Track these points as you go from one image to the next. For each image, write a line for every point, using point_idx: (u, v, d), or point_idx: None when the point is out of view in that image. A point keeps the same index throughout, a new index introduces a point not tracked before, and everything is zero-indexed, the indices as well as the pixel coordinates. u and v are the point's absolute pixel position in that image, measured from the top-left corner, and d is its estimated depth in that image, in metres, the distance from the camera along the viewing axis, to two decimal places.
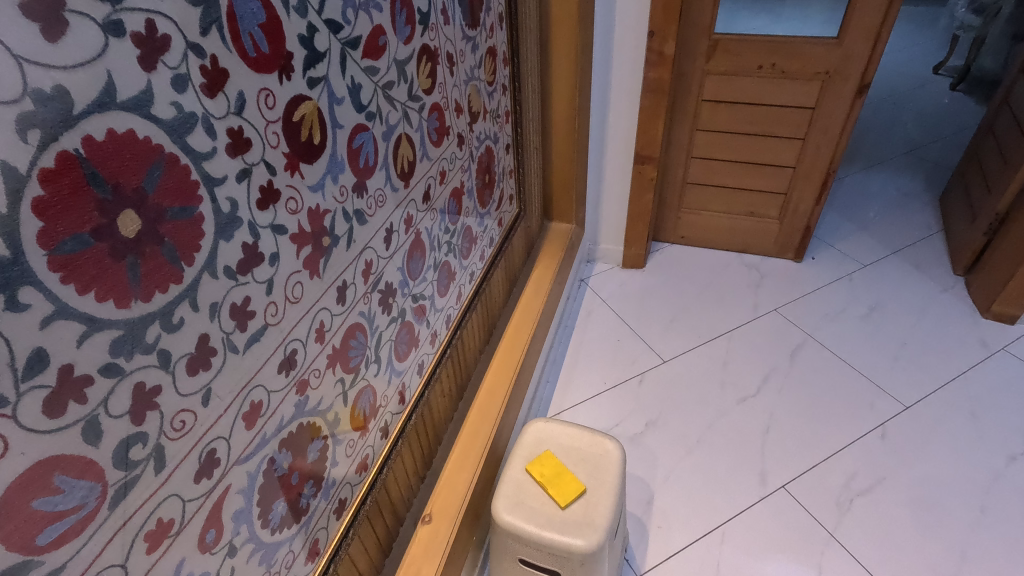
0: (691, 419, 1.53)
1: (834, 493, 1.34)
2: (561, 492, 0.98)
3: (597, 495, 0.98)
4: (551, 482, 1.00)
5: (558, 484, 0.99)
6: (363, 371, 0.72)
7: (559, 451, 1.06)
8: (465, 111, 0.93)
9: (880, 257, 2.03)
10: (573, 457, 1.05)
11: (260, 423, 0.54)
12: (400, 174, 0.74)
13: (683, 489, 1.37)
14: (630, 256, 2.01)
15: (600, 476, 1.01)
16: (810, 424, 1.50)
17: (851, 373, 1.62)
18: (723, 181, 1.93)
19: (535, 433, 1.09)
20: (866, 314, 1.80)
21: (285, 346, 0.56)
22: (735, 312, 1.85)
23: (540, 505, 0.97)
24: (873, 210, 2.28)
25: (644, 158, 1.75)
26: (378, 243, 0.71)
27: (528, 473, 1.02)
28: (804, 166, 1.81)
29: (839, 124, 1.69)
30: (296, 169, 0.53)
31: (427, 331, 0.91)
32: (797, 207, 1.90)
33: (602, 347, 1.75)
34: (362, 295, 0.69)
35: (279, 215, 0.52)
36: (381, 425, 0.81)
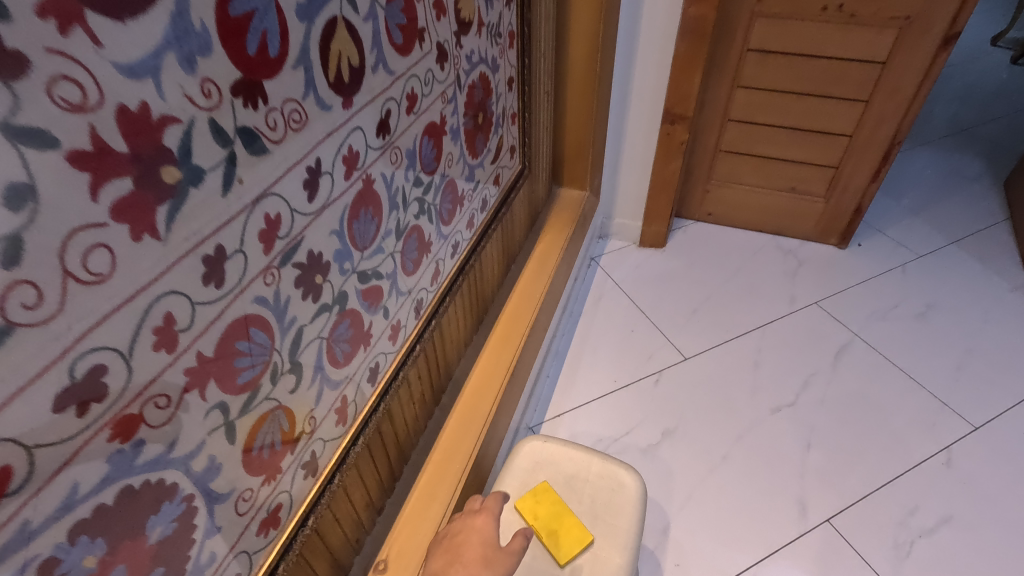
0: (717, 430, 1.29)
1: (890, 532, 1.11)
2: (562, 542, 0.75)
3: (605, 547, 0.76)
4: (547, 527, 0.76)
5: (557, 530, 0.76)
6: (267, 388, 0.47)
7: (559, 483, 0.83)
8: (450, 13, 0.65)
9: (937, 246, 1.76)
10: (576, 494, 0.82)
11: (9, 509, 0.29)
12: (334, 85, 0.47)
13: (707, 518, 1.14)
14: (649, 233, 1.74)
15: (610, 522, 0.79)
16: (859, 444, 1.25)
17: (906, 383, 1.37)
18: (763, 150, 1.65)
19: (528, 457, 0.86)
20: (922, 313, 1.55)
21: (71, 364, 0.30)
22: (769, 303, 1.59)
23: (531, 559, 0.74)
24: (927, 193, 2.00)
25: (674, 116, 1.47)
26: (291, 190, 0.44)
27: (517, 512, 0.79)
28: (862, 135, 1.53)
29: (914, 84, 1.40)
30: (75, 25, 0.27)
31: (384, 323, 0.65)
32: (849, 184, 1.62)
33: (613, 339, 1.49)
34: (261, 272, 0.43)
35: (29, 108, 0.26)
36: (305, 460, 0.56)
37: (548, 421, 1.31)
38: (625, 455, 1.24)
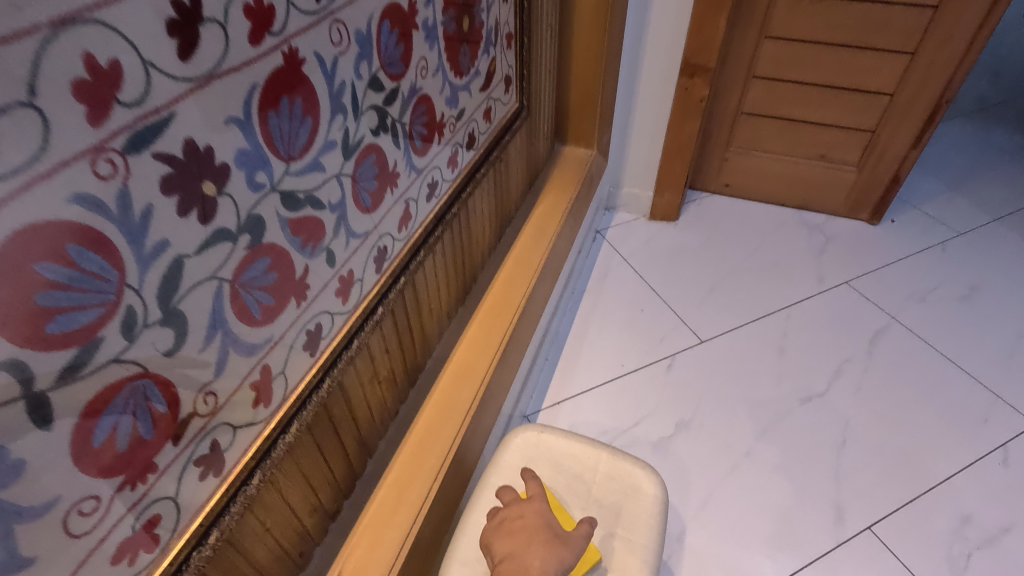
0: (739, 422, 1.13)
1: (942, 542, 0.96)
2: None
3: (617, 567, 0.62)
4: None
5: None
6: (118, 346, 0.31)
7: (559, 484, 0.69)
8: None
9: (979, 224, 1.60)
10: (580, 497, 0.68)
11: None
12: None
13: (728, 523, 0.98)
14: (661, 204, 1.58)
15: (622, 534, 0.65)
16: (902, 441, 1.09)
17: (952, 373, 1.21)
18: (792, 112, 1.48)
19: (521, 449, 0.71)
20: (966, 295, 1.39)
21: None
22: (795, 282, 1.43)
23: None
24: (964, 167, 1.83)
25: (694, 68, 1.30)
26: (141, 28, 0.28)
27: None
28: (905, 95, 1.36)
29: (970, 33, 1.23)
30: None
31: (329, 272, 0.49)
32: (886, 151, 1.45)
33: (621, 319, 1.33)
34: (86, 155, 0.27)
35: None
36: (204, 453, 0.40)
37: (546, 409, 1.15)
38: (634, 449, 1.09)
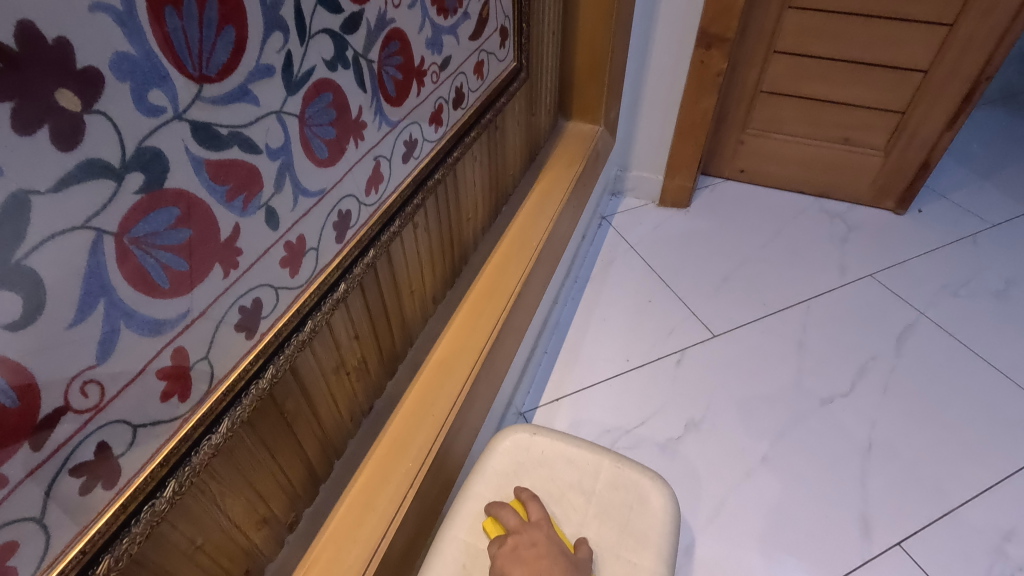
0: (755, 422, 1.03)
1: (980, 561, 0.86)
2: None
3: None
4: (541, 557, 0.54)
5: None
6: None
7: (551, 498, 0.59)
8: None
9: (1012, 215, 1.49)
10: (577, 512, 0.58)
11: None
12: None
13: (742, 534, 0.89)
14: (671, 189, 1.48)
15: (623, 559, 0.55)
16: (934, 448, 1.00)
17: (987, 374, 1.11)
18: (815, 90, 1.37)
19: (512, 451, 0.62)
20: (1002, 290, 1.28)
21: None
22: (816, 273, 1.33)
23: None
24: (995, 155, 1.72)
25: (712, 38, 1.19)
26: None
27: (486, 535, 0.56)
28: (940, 72, 1.25)
29: (1016, 2, 1.12)
30: None
31: (273, 236, 0.40)
32: (916, 134, 1.35)
33: (627, 310, 1.24)
34: None
35: None
36: (87, 460, 0.31)
37: (543, 405, 1.06)
38: (639, 450, 0.99)
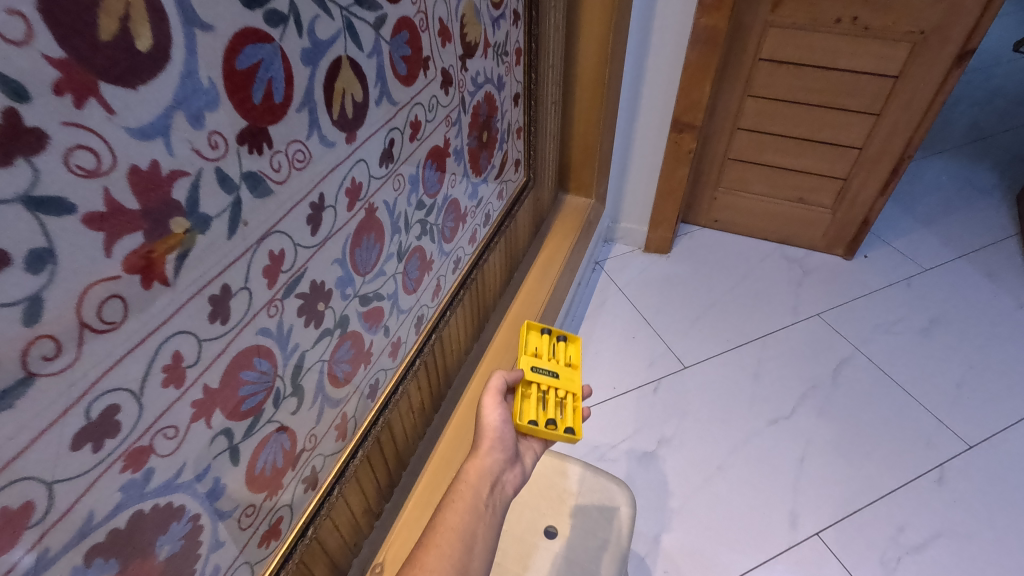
0: (714, 439, 1.30)
1: (881, 547, 1.13)
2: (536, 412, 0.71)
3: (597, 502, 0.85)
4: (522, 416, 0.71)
5: (546, 404, 0.72)
6: (270, 411, 0.50)
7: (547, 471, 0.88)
8: (456, 38, 0.66)
9: (944, 260, 1.76)
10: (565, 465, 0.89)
11: (31, 538, 0.31)
12: (338, 121, 0.48)
13: (698, 527, 1.16)
14: (654, 239, 1.75)
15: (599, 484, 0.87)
16: (854, 460, 1.26)
17: (905, 399, 1.38)
18: (773, 159, 1.64)
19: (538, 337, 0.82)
20: (926, 328, 1.55)
21: (89, 404, 0.33)
22: (773, 313, 1.60)
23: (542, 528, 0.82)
24: (939, 202, 1.98)
25: (683, 125, 1.46)
26: (295, 224, 0.46)
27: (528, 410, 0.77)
28: (872, 149, 1.52)
29: (927, 99, 1.39)
30: (89, 95, 0.28)
31: (385, 340, 0.68)
32: (857, 196, 1.62)
33: (616, 345, 1.51)
34: (264, 304, 0.45)
35: (49, 178, 0.28)
36: (306, 474, 0.58)
37: None
38: (622, 462, 1.27)
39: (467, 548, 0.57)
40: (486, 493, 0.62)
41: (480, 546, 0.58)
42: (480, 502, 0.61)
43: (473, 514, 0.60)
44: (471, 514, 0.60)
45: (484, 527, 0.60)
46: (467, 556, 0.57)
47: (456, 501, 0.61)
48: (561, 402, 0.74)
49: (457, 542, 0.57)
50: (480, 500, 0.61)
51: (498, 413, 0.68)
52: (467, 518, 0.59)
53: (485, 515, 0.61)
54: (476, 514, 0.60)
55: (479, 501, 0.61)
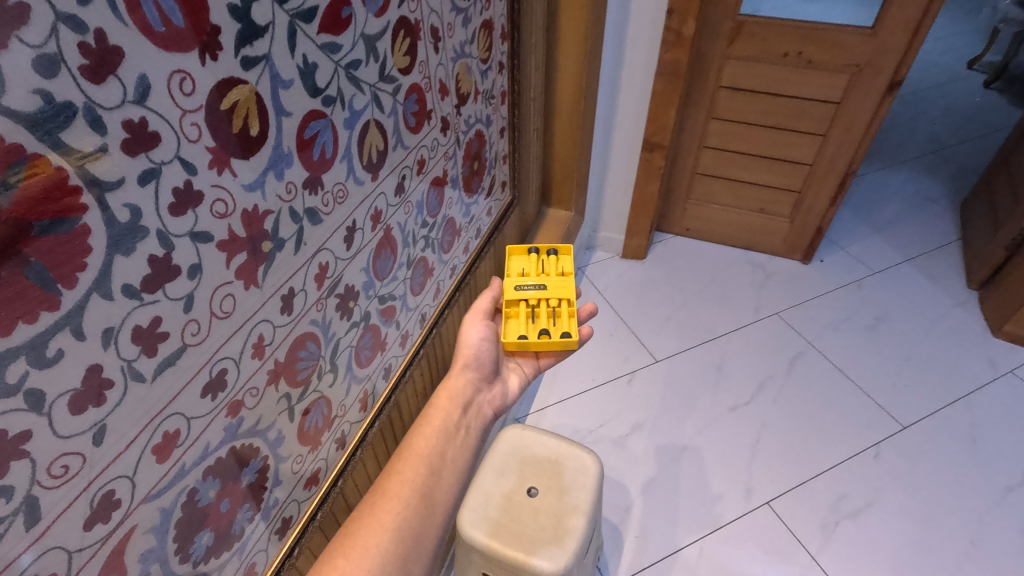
0: (681, 424, 1.47)
1: (822, 513, 1.30)
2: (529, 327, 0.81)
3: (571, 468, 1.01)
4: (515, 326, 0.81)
5: (537, 317, 0.82)
6: (315, 383, 0.66)
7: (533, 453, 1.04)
8: (452, 92, 0.83)
9: (892, 263, 1.94)
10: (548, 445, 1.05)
11: (176, 454, 0.48)
12: (366, 165, 0.65)
13: (664, 498, 1.33)
14: (631, 247, 1.92)
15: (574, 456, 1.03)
16: (802, 440, 1.44)
17: (850, 387, 1.56)
18: (736, 174, 1.83)
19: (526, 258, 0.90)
20: (872, 324, 1.73)
21: (211, 366, 0.49)
22: (737, 312, 1.77)
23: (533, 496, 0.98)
24: (892, 210, 2.17)
25: (653, 145, 1.63)
26: (337, 243, 0.63)
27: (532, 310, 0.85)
28: (821, 165, 1.70)
29: (866, 122, 1.58)
30: (224, 166, 0.45)
31: (396, 332, 0.84)
32: (811, 207, 1.80)
33: (595, 342, 1.68)
34: (315, 302, 0.62)
35: (202, 220, 0.44)
36: (337, 436, 0.75)
37: (533, 413, 1.50)
38: (599, 445, 1.43)
39: (431, 473, 0.66)
40: (455, 416, 0.72)
41: (445, 471, 0.67)
42: (448, 427, 0.70)
43: (440, 439, 0.69)
44: (437, 440, 0.69)
45: (450, 452, 0.69)
46: (431, 481, 0.65)
47: (424, 429, 0.69)
48: (554, 310, 0.83)
49: (421, 467, 0.66)
50: (448, 426, 0.70)
51: (474, 339, 0.78)
52: (433, 443, 0.68)
53: (453, 438, 0.70)
54: (444, 438, 0.69)
55: (447, 427, 0.70)
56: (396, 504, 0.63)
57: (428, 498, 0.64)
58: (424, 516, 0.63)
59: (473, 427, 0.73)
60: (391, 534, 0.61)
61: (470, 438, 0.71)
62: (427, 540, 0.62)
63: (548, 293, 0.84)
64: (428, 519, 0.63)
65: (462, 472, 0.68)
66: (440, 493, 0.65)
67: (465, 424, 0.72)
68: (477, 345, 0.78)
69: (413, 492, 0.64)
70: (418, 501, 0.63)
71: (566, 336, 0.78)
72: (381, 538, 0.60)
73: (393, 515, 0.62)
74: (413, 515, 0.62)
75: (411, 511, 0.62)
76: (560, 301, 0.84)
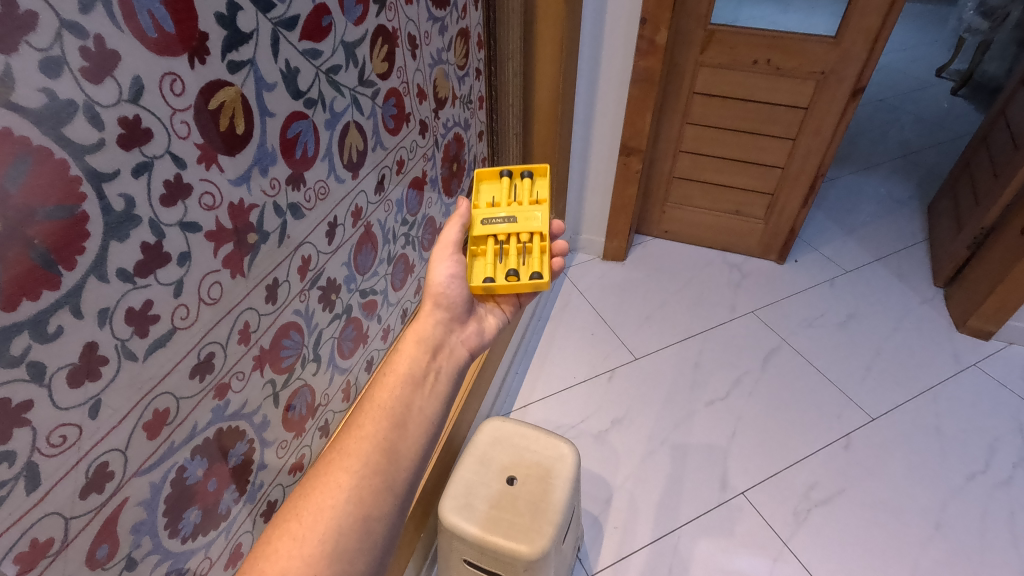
0: (659, 419, 1.52)
1: (793, 502, 1.35)
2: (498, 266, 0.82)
3: (550, 457, 1.06)
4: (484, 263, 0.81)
5: (506, 255, 0.82)
6: (299, 371, 0.69)
7: (514, 445, 1.08)
8: (430, 96, 0.87)
9: (863, 263, 2.01)
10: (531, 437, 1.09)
11: (166, 432, 0.51)
12: (347, 164, 0.69)
13: (643, 490, 1.37)
14: (612, 248, 1.97)
15: (552, 445, 1.07)
16: (776, 432, 1.49)
17: (822, 382, 1.61)
18: (710, 177, 1.89)
19: (496, 184, 0.91)
20: (843, 322, 1.79)
21: (198, 350, 0.52)
22: (714, 311, 1.83)
23: (519, 486, 1.01)
24: (864, 212, 2.24)
25: (630, 149, 1.69)
26: (319, 238, 0.66)
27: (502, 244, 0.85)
28: (793, 168, 1.77)
29: (832, 126, 1.64)
30: (212, 162, 0.49)
31: (378, 326, 0.88)
32: (784, 209, 1.86)
33: (577, 340, 1.72)
34: (298, 293, 0.65)
35: (191, 211, 0.48)
36: (320, 424, 0.78)
37: (516, 410, 1.54)
38: (579, 439, 1.47)
39: (395, 426, 0.62)
40: (422, 363, 0.68)
41: (411, 423, 0.63)
42: (415, 375, 0.66)
43: (405, 389, 0.65)
44: (402, 389, 0.64)
45: (417, 402, 0.64)
46: (395, 434, 0.61)
47: (388, 379, 0.65)
48: (524, 246, 0.83)
49: (384, 421, 0.61)
50: (415, 373, 0.66)
51: (444, 275, 0.76)
52: (398, 393, 0.64)
53: (421, 387, 0.66)
54: (410, 387, 0.65)
55: (413, 376, 0.66)
56: (355, 463, 0.58)
57: (392, 453, 0.60)
58: (388, 473, 0.59)
59: (442, 372, 0.69)
60: (349, 494, 0.56)
61: (439, 386, 0.67)
62: (392, 496, 0.58)
63: (517, 229, 0.84)
64: (392, 475, 0.59)
65: (430, 423, 0.64)
66: (406, 447, 0.61)
67: (434, 370, 0.68)
68: (446, 282, 0.76)
69: (375, 447, 0.59)
70: (379, 457, 0.59)
71: (535, 278, 0.78)
72: (337, 498, 0.56)
73: (352, 473, 0.57)
74: (375, 471, 0.58)
75: (372, 469, 0.58)
76: (530, 236, 0.84)
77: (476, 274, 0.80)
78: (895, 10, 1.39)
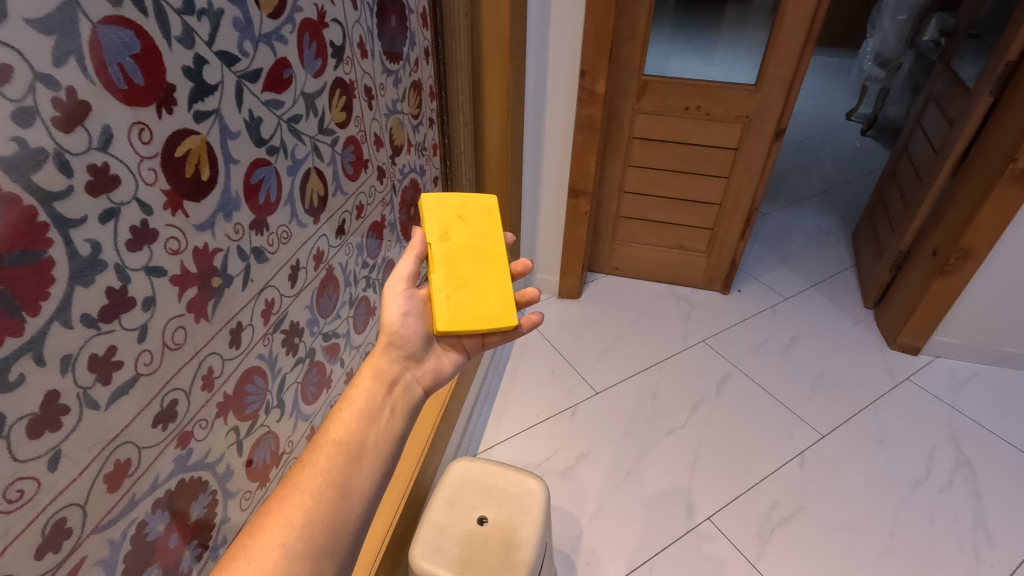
0: (624, 451, 1.54)
1: (757, 523, 1.38)
2: (472, 303, 0.81)
3: (521, 498, 1.04)
4: (484, 298, 0.82)
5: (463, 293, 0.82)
6: (262, 418, 0.68)
7: (480, 485, 1.06)
8: (386, 144, 0.91)
9: (800, 290, 2.14)
10: (501, 478, 1.07)
11: (126, 485, 0.49)
12: (308, 210, 0.70)
13: (614, 522, 1.38)
14: (566, 286, 2.02)
15: (522, 483, 1.06)
16: (736, 454, 1.54)
17: (774, 405, 1.68)
18: (654, 216, 1.99)
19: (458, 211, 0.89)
20: (787, 345, 1.89)
21: (161, 397, 0.51)
22: (667, 342, 1.89)
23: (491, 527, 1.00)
24: (796, 243, 2.39)
25: (578, 192, 1.78)
26: (281, 281, 0.67)
27: (460, 275, 0.83)
28: (729, 203, 1.89)
29: (759, 165, 1.78)
30: (178, 208, 0.50)
31: (341, 370, 0.87)
32: (724, 241, 1.98)
33: (538, 378, 1.74)
34: (261, 336, 0.65)
35: (156, 256, 0.48)
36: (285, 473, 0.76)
37: (482, 451, 1.53)
38: (547, 477, 1.47)
39: (350, 461, 0.62)
40: (379, 398, 0.68)
41: (367, 458, 0.63)
42: (371, 409, 0.67)
43: (361, 423, 0.65)
44: (357, 424, 0.64)
45: (372, 436, 0.64)
46: (350, 470, 0.61)
47: (343, 414, 0.65)
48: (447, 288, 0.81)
49: (338, 456, 0.61)
50: (370, 408, 0.67)
51: (398, 313, 0.76)
52: (354, 428, 0.64)
53: (377, 420, 0.66)
54: (366, 421, 0.65)
55: (369, 411, 0.66)
56: (307, 499, 0.58)
57: (346, 489, 0.60)
58: (342, 510, 0.59)
59: (399, 406, 0.70)
60: (301, 532, 0.56)
61: (395, 420, 0.67)
62: (345, 534, 0.58)
63: (456, 272, 0.83)
64: (346, 512, 0.59)
65: (387, 457, 0.64)
66: (359, 481, 0.61)
67: (390, 404, 0.69)
68: (400, 320, 0.76)
69: (329, 483, 0.59)
70: (333, 493, 0.59)
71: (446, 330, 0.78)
72: (288, 537, 0.56)
73: (302, 510, 0.57)
74: (328, 509, 0.58)
75: (325, 505, 0.58)
76: (450, 279, 0.82)
77: (477, 314, 0.80)
78: (804, 60, 1.56)
